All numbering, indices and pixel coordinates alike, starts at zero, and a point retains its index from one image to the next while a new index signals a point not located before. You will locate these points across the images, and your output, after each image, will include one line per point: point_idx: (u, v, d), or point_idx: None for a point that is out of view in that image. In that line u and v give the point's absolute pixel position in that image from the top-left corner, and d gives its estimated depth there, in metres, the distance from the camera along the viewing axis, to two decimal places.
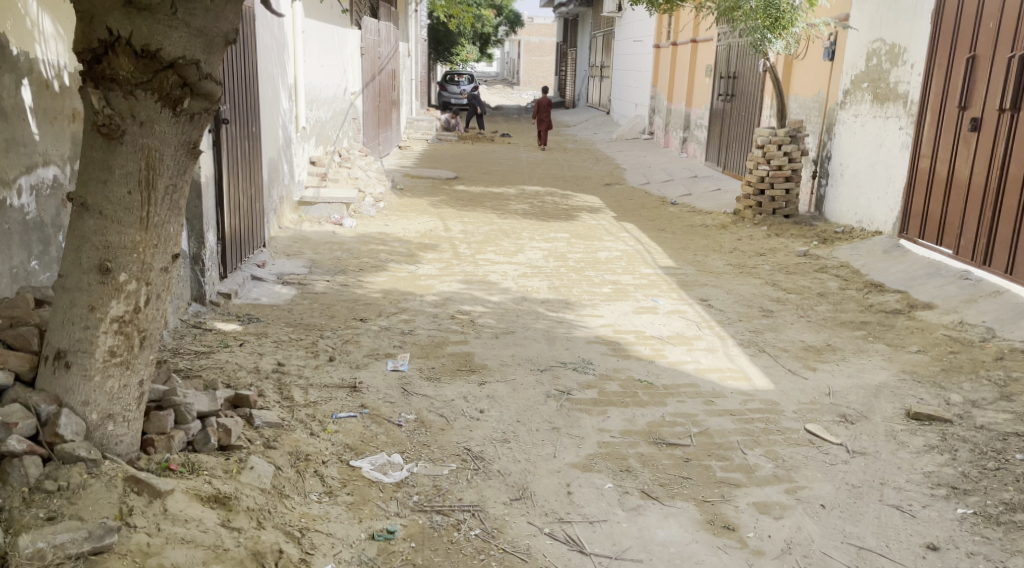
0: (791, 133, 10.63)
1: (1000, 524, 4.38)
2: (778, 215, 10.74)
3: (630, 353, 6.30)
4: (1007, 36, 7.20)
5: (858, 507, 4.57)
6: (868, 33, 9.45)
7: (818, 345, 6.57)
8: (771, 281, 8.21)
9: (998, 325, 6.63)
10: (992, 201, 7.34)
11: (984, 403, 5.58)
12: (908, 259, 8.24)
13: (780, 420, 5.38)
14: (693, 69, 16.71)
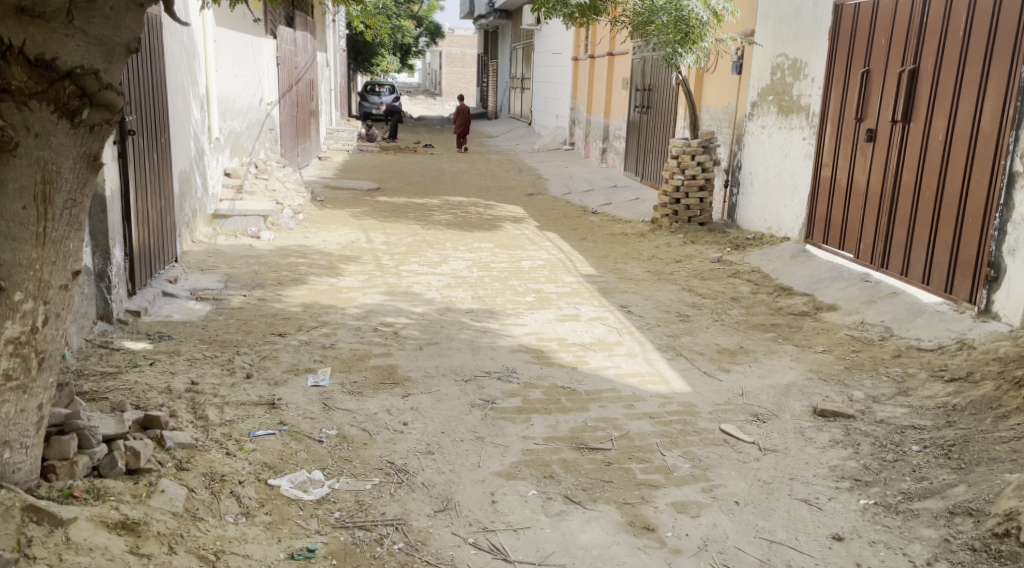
0: (704, 144, 10.94)
1: (899, 512, 4.64)
2: (693, 223, 11.05)
3: (553, 360, 6.46)
4: (898, 51, 7.58)
5: (769, 502, 4.80)
6: (772, 48, 9.82)
7: (731, 348, 6.82)
8: (687, 287, 8.47)
9: (895, 324, 6.98)
10: (887, 207, 7.73)
11: (883, 398, 5.88)
12: (814, 263, 8.60)
13: (697, 422, 5.60)
14: (610, 81, 17.04)
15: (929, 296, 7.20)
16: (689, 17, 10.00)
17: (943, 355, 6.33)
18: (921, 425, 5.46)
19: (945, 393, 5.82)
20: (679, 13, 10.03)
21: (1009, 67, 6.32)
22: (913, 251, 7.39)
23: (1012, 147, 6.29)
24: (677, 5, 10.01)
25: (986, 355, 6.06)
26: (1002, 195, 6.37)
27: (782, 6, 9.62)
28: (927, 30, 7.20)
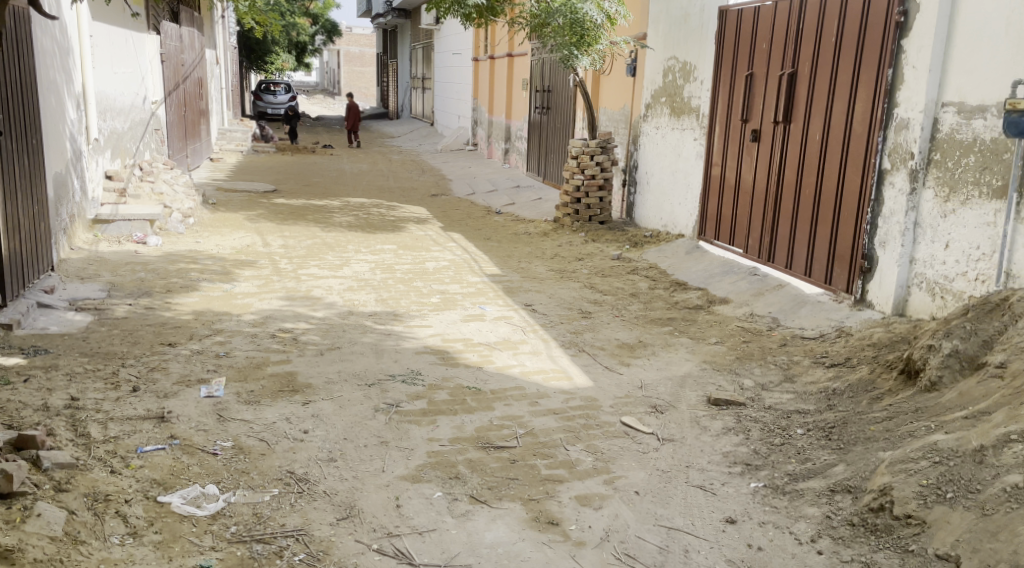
0: (602, 145, 11.20)
1: (785, 493, 4.88)
2: (594, 222, 11.30)
3: (458, 361, 6.58)
4: (778, 55, 7.95)
5: (667, 490, 5.00)
6: (664, 51, 10.14)
7: (631, 342, 7.05)
8: (588, 284, 8.68)
9: (781, 315, 7.32)
10: (771, 204, 8.09)
11: (772, 385, 6.18)
12: (706, 260, 8.94)
13: (599, 415, 5.79)
14: (510, 82, 17.24)
15: (811, 288, 7.58)
16: (583, 19, 10.25)
17: (825, 342, 6.67)
18: (806, 410, 5.76)
19: (826, 377, 6.14)
20: (574, 15, 10.27)
21: (878, 70, 6.70)
22: (796, 245, 7.77)
23: (881, 146, 6.68)
24: (572, 8, 10.23)
25: (862, 341, 6.43)
26: (872, 191, 6.76)
27: (672, 11, 9.93)
28: (804, 34, 7.56)
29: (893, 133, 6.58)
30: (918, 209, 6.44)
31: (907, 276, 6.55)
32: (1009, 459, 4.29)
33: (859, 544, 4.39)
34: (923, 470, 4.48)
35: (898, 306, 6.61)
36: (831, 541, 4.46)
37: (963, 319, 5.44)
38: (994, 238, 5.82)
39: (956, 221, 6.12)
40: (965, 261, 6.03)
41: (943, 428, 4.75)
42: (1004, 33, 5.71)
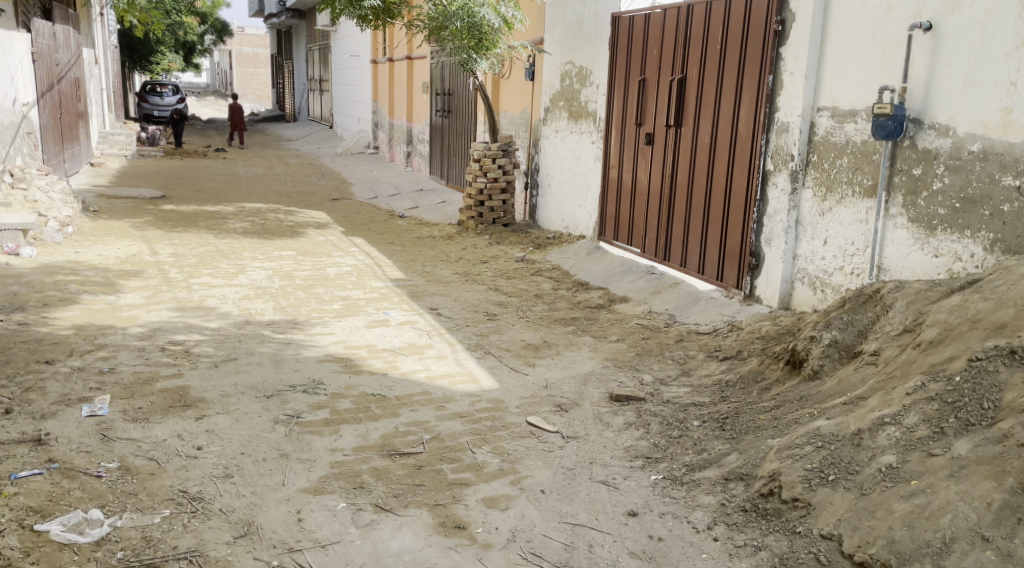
0: (503, 148, 11.35)
1: (683, 483, 5.03)
2: (497, 224, 11.45)
3: (362, 368, 6.63)
4: (668, 62, 8.22)
5: (572, 488, 5.11)
6: (561, 56, 10.35)
7: (536, 343, 7.21)
8: (494, 286, 8.84)
9: (678, 311, 7.61)
10: (665, 205, 8.37)
11: (670, 380, 6.43)
12: (607, 259, 9.18)
13: (505, 416, 5.93)
14: (410, 85, 17.25)
15: (704, 286, 7.88)
16: (481, 23, 10.34)
17: (718, 337, 6.95)
18: (701, 402, 5.99)
19: (719, 371, 6.41)
20: (471, 19, 10.34)
21: (759, 76, 7.02)
22: (689, 245, 8.06)
23: (765, 148, 7.01)
24: (469, 12, 10.30)
25: (751, 334, 6.73)
26: (758, 191, 7.08)
27: (567, 16, 10.18)
28: (691, 41, 7.85)
29: (775, 136, 6.91)
30: (799, 208, 6.77)
31: (791, 271, 6.88)
32: (884, 441, 4.37)
33: (752, 529, 4.46)
34: (808, 455, 4.56)
35: (783, 300, 6.95)
36: (726, 527, 4.55)
37: (841, 311, 5.71)
38: (866, 234, 6.16)
39: (833, 219, 6.46)
40: (842, 257, 6.37)
41: (824, 414, 4.89)
42: (870, 41, 6.06)
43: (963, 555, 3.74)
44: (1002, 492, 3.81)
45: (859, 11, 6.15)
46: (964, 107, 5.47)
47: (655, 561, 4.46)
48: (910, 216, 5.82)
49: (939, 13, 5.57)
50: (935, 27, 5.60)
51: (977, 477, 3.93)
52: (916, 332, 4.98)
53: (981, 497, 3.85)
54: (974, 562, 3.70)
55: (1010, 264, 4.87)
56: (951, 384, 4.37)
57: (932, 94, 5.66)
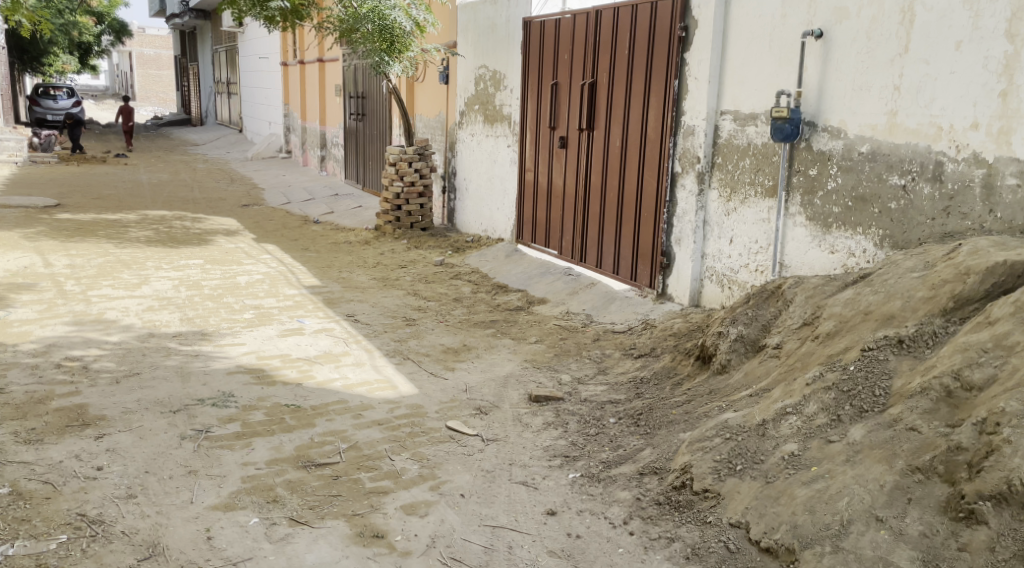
0: (419, 152, 11.34)
1: (600, 480, 5.05)
2: (416, 228, 11.53)
3: (275, 379, 6.49)
4: (579, 66, 8.39)
5: (491, 491, 5.07)
6: (474, 60, 10.45)
7: (456, 346, 7.28)
8: (412, 290, 8.90)
9: (595, 311, 7.77)
10: (580, 208, 8.53)
11: (587, 378, 6.55)
12: (525, 262, 9.31)
13: (425, 422, 5.87)
14: (322, 88, 17.15)
15: (620, 285, 8.06)
16: (392, 26, 10.39)
17: (633, 335, 7.11)
18: (617, 399, 6.10)
19: (635, 368, 6.56)
20: (382, 22, 10.38)
21: (665, 81, 7.24)
22: (604, 246, 8.23)
23: (673, 150, 7.22)
24: (380, 14, 10.35)
25: (665, 332, 6.91)
26: (667, 193, 7.29)
27: (479, 20, 10.31)
28: (600, 46, 8.04)
29: (682, 139, 7.12)
30: (706, 208, 6.99)
31: (700, 270, 7.10)
32: (786, 430, 4.50)
33: (665, 521, 4.50)
34: (717, 447, 4.66)
35: (694, 297, 7.17)
36: (641, 521, 4.57)
37: (746, 307, 5.92)
38: (768, 233, 6.40)
39: (738, 218, 6.69)
40: (747, 254, 6.61)
41: (732, 407, 5.04)
42: (767, 47, 6.31)
43: (859, 536, 3.81)
44: (893, 474, 3.90)
45: (756, 19, 6.39)
46: (855, 110, 5.73)
47: (573, 559, 4.44)
48: (807, 215, 6.08)
49: (828, 21, 5.83)
50: (825, 34, 5.85)
51: (872, 461, 4.02)
52: (814, 325, 5.19)
53: (875, 479, 3.93)
54: (870, 543, 3.77)
55: (899, 259, 5.10)
56: (846, 373, 4.52)
57: (825, 99, 5.92)
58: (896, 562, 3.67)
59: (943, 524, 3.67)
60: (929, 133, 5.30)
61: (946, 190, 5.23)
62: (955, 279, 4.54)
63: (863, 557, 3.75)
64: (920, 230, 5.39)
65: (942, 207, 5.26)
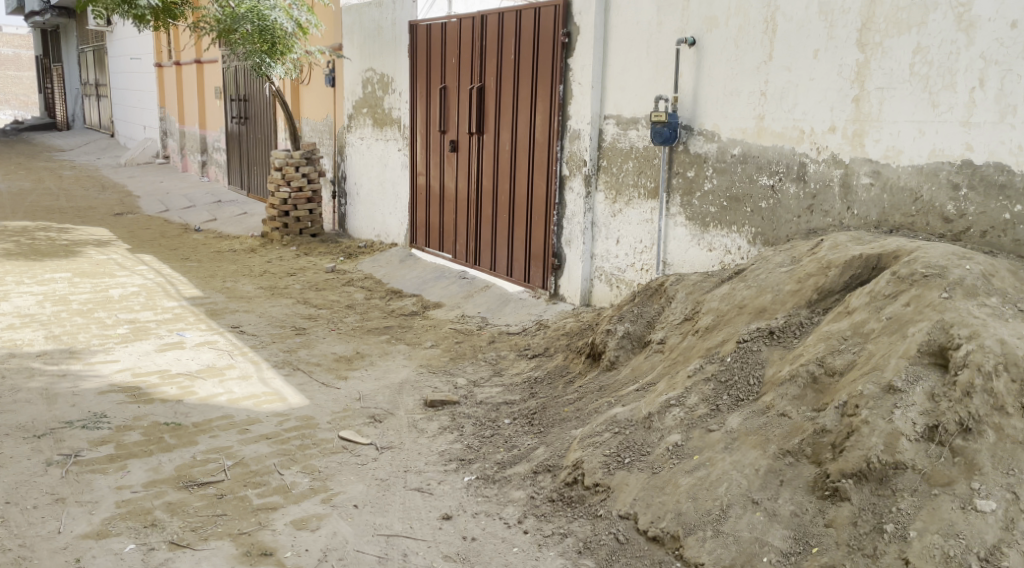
0: (307, 156, 11.39)
1: (495, 481, 5.03)
2: (305, 234, 11.41)
3: (153, 397, 6.24)
4: (466, 71, 8.51)
5: (385, 499, 4.96)
6: (361, 63, 10.47)
7: (348, 354, 7.20)
8: (301, 299, 8.82)
9: (489, 314, 7.88)
10: (472, 211, 8.65)
11: (483, 381, 6.57)
12: (419, 266, 9.37)
13: (316, 433, 5.74)
14: (201, 91, 16.81)
15: (513, 287, 8.21)
16: (273, 27, 10.37)
17: (527, 336, 7.25)
18: (512, 400, 6.12)
19: (529, 368, 6.67)
20: (262, 23, 10.35)
21: (551, 86, 7.42)
22: (497, 249, 8.37)
23: (561, 154, 7.40)
24: (259, 14, 10.33)
25: (558, 332, 7.05)
26: (556, 196, 7.47)
27: (365, 23, 10.34)
28: (486, 51, 8.18)
29: (569, 143, 7.31)
30: (594, 210, 7.20)
31: (590, 270, 7.30)
32: (671, 422, 4.66)
33: (558, 518, 4.55)
34: (607, 442, 4.79)
35: (584, 297, 7.36)
36: (535, 520, 4.60)
37: (631, 305, 6.11)
38: (652, 233, 6.63)
39: (623, 219, 6.91)
40: (633, 254, 6.83)
41: (620, 402, 5.17)
42: (645, 54, 6.56)
43: (737, 519, 4.00)
44: (767, 458, 4.12)
45: (634, 26, 6.63)
46: (727, 115, 6.00)
47: (468, 562, 4.38)
48: (687, 215, 6.33)
49: (701, 29, 6.09)
50: (698, 42, 6.12)
51: (747, 446, 4.23)
52: (694, 320, 5.41)
53: (750, 464, 4.14)
54: (746, 525, 3.96)
55: (769, 255, 5.39)
56: (723, 364, 4.74)
57: (700, 104, 6.18)
58: (772, 541, 3.87)
59: (811, 502, 3.90)
60: (793, 137, 5.61)
61: (809, 190, 5.53)
62: (818, 273, 4.83)
63: (740, 539, 3.94)
64: (788, 228, 5.68)
65: (806, 206, 5.57)
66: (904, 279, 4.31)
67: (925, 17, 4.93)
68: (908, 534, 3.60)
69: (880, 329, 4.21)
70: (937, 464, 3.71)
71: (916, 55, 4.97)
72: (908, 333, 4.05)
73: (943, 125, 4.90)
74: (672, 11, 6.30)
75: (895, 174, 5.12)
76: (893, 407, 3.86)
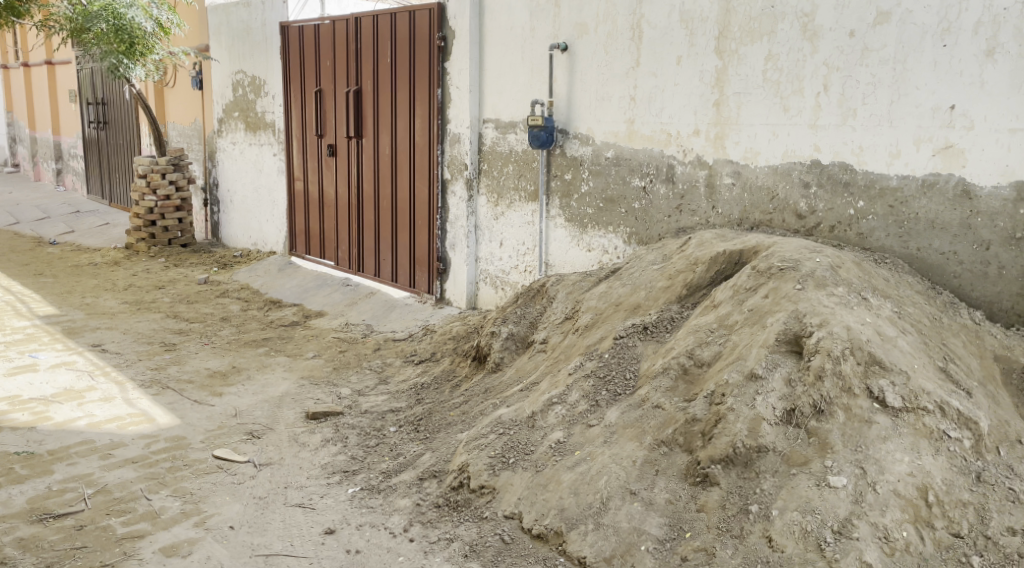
0: (174, 162, 11.18)
1: (380, 491, 5.01)
2: (175, 244, 11.20)
3: (3, 425, 5.96)
4: (342, 74, 8.51)
5: (264, 518, 4.88)
6: (230, 65, 10.33)
7: (223, 369, 7.05)
8: (171, 312, 8.57)
9: (374, 321, 7.90)
10: (354, 216, 8.65)
11: (367, 390, 6.56)
12: (299, 274, 9.30)
13: (187, 454, 5.60)
14: (53, 94, 16.20)
15: (399, 292, 8.25)
16: (131, 27, 10.22)
17: (413, 341, 7.28)
18: (398, 408, 6.13)
19: (415, 374, 6.70)
20: (118, 22, 10.18)
21: (428, 91, 7.49)
22: (380, 254, 8.40)
23: (442, 157, 7.49)
24: (115, 13, 10.14)
25: (444, 336, 7.11)
26: (439, 200, 7.55)
27: (233, 24, 10.21)
28: (361, 55, 8.20)
29: (449, 147, 7.41)
30: (476, 213, 7.31)
31: (475, 273, 7.41)
32: (553, 420, 4.76)
33: (445, 523, 4.56)
34: (491, 443, 4.83)
35: (470, 300, 7.46)
36: (421, 527, 4.59)
37: (514, 306, 6.25)
38: (533, 234, 6.79)
39: (506, 222, 7.05)
40: (516, 256, 6.97)
41: (505, 402, 5.25)
42: (519, 59, 6.71)
43: (617, 511, 4.11)
44: (643, 450, 4.27)
45: (507, 31, 6.78)
46: (599, 119, 6.20)
47: None
48: (566, 216, 6.50)
49: (571, 35, 6.27)
50: (570, 48, 6.30)
51: (625, 439, 4.38)
52: (575, 318, 5.55)
53: (628, 456, 4.28)
54: (625, 516, 4.08)
55: (641, 253, 5.63)
56: (602, 361, 4.89)
57: (573, 108, 6.36)
58: (648, 530, 4.00)
59: (684, 490, 4.06)
60: (661, 139, 5.85)
61: (678, 190, 5.78)
62: (687, 270, 5.07)
63: (620, 529, 4.05)
64: (659, 227, 5.91)
65: (675, 206, 5.81)
66: (762, 273, 4.58)
67: (774, 26, 5.24)
68: (771, 513, 3.81)
69: (743, 321, 4.45)
70: (796, 446, 3.94)
71: (769, 63, 5.29)
72: (767, 324, 4.29)
73: (795, 128, 5.23)
74: (543, 17, 6.47)
75: (753, 174, 5.43)
76: (755, 394, 4.08)
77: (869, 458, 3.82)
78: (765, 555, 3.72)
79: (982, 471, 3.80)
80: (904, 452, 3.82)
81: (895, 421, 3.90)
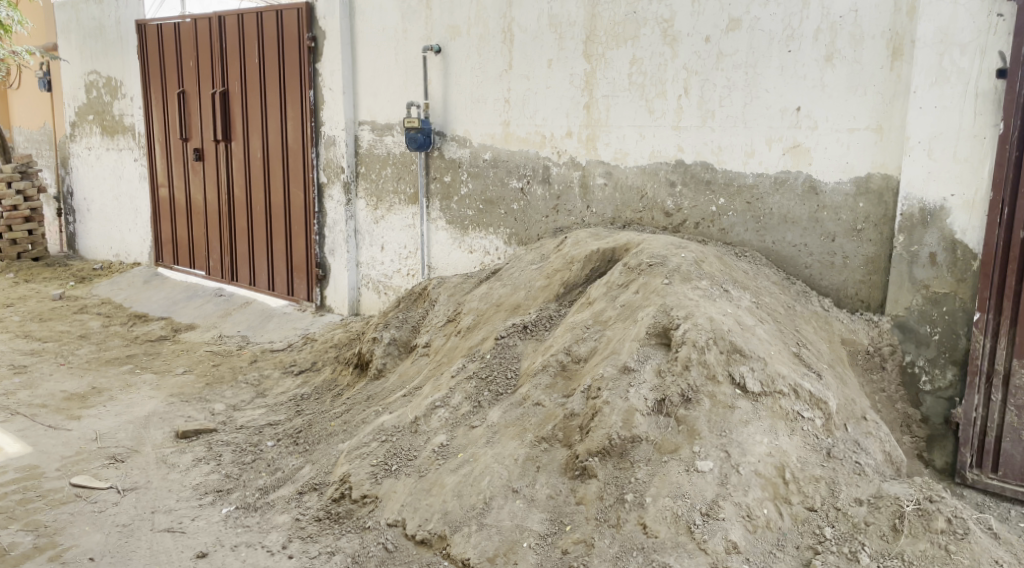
0: (21, 170, 10.72)
1: (256, 509, 4.95)
2: (25, 258, 10.75)
3: None
4: (207, 76, 8.38)
5: (129, 545, 4.77)
6: (81, 65, 10.05)
7: (81, 392, 6.80)
8: (22, 332, 8.15)
9: (251, 332, 7.78)
10: (225, 224, 8.52)
11: (243, 404, 6.46)
12: (167, 286, 9.10)
13: (41, 484, 5.40)
14: None
15: (275, 300, 8.15)
16: None
17: (292, 352, 7.21)
18: (276, 421, 6.04)
19: (294, 387, 6.62)
20: None
21: (300, 92, 7.45)
22: (255, 261, 8.29)
23: (317, 161, 7.45)
24: None
25: (324, 346, 7.06)
26: (315, 204, 7.50)
27: (82, 22, 9.93)
28: (228, 56, 8.09)
29: (324, 149, 7.38)
30: (356, 217, 7.31)
31: (357, 279, 7.40)
32: (436, 423, 4.79)
33: (325, 536, 4.54)
34: (373, 451, 4.84)
35: (352, 306, 7.45)
36: (301, 542, 4.56)
37: (396, 311, 6.29)
38: (415, 238, 6.84)
39: (386, 226, 7.07)
40: (398, 260, 7.00)
41: (387, 409, 5.25)
42: (394, 61, 6.76)
43: (499, 510, 4.18)
44: (525, 447, 4.35)
45: (380, 32, 6.81)
46: (475, 121, 6.30)
47: None
48: (447, 218, 6.58)
49: (444, 37, 6.36)
50: (443, 50, 6.38)
51: (507, 438, 4.45)
52: (457, 320, 5.64)
53: (509, 454, 4.34)
54: (508, 514, 4.15)
55: (521, 254, 5.76)
56: (483, 361, 4.96)
57: (450, 110, 6.44)
58: (530, 526, 4.08)
59: (564, 483, 4.16)
60: (535, 141, 5.98)
61: (554, 190, 5.94)
62: (564, 268, 5.21)
63: (502, 528, 4.12)
64: (538, 227, 6.04)
65: (552, 206, 5.96)
66: (633, 270, 4.78)
67: (637, 31, 5.43)
68: (645, 500, 3.94)
69: (616, 316, 4.61)
70: (666, 435, 4.09)
71: (634, 65, 5.47)
72: (637, 318, 4.47)
73: (659, 129, 5.43)
74: (415, 18, 6.53)
75: (624, 174, 5.61)
76: (628, 386, 4.21)
77: (732, 441, 4.00)
78: (641, 541, 3.84)
79: (832, 447, 4.08)
80: (763, 434, 4.03)
81: (756, 404, 4.11)
